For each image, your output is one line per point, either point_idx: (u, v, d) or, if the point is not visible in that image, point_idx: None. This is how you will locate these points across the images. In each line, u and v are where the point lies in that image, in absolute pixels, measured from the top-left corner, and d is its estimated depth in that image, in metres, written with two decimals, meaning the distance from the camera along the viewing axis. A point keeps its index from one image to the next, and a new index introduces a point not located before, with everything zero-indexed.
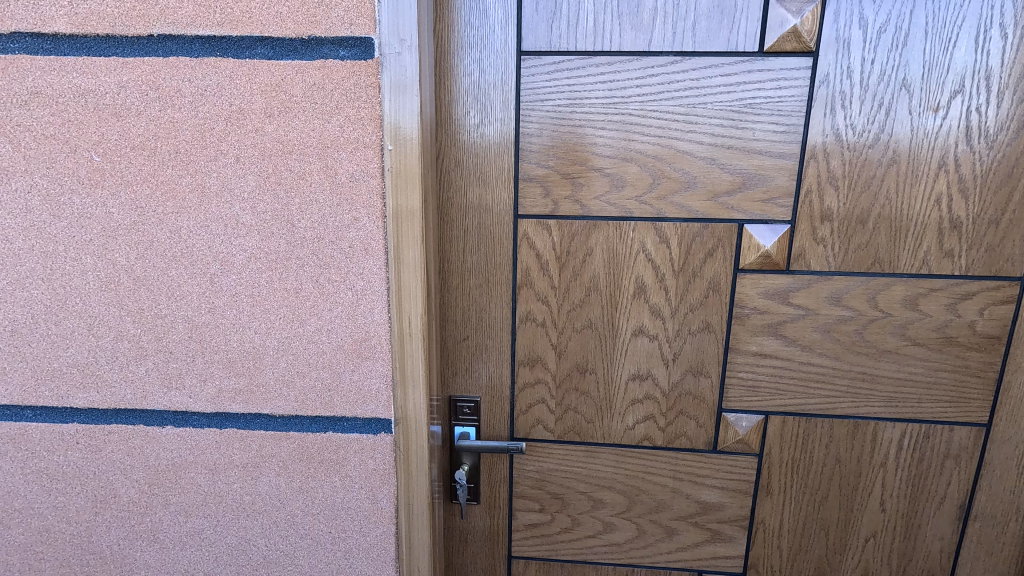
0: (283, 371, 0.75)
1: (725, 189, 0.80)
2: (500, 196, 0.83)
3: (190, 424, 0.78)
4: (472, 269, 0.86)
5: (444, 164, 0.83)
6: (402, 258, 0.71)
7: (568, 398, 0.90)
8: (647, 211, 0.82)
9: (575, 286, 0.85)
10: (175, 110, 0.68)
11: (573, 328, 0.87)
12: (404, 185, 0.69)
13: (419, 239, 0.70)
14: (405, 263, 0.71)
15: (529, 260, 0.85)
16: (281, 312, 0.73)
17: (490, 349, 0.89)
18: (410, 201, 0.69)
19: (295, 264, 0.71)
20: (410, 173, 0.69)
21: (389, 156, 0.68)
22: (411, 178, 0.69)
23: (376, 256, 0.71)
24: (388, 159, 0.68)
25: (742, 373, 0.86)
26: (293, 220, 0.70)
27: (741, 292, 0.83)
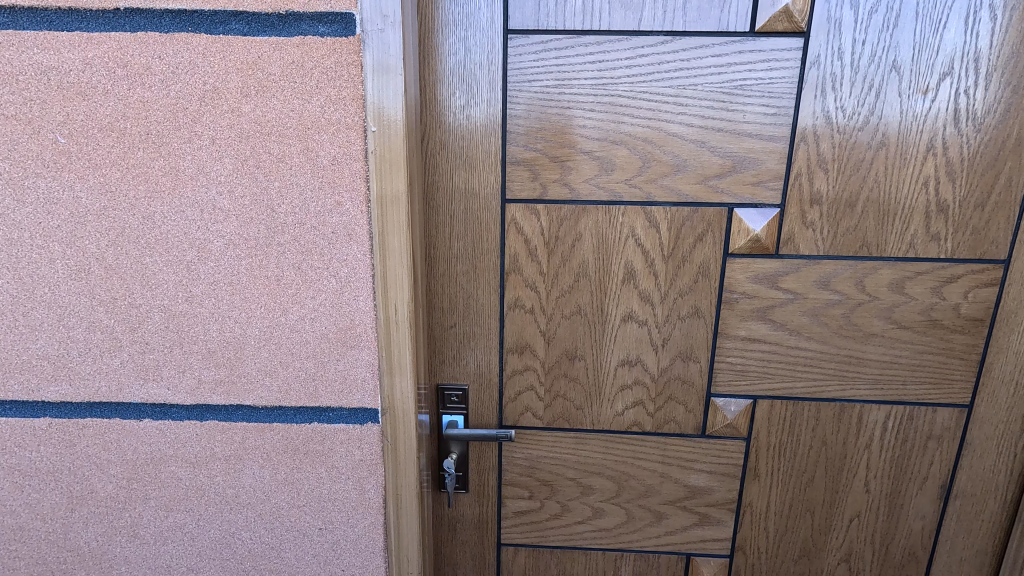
0: (265, 361, 0.73)
1: (715, 173, 0.79)
2: (487, 180, 0.81)
3: (168, 417, 0.75)
4: (458, 255, 0.84)
5: (429, 147, 0.80)
6: (388, 246, 0.69)
7: (557, 385, 0.89)
8: (637, 195, 0.81)
9: (564, 272, 0.84)
10: (145, 89, 0.64)
11: (562, 315, 0.86)
12: (389, 170, 0.67)
13: (405, 226, 0.68)
14: (390, 250, 0.69)
15: (518, 246, 0.84)
16: (262, 300, 0.71)
17: (479, 336, 0.88)
18: (396, 187, 0.67)
19: (276, 251, 0.69)
20: (397, 156, 0.66)
21: (372, 138, 0.66)
22: (396, 164, 0.66)
23: (359, 241, 0.69)
24: (373, 142, 0.66)
25: (731, 357, 0.86)
26: (273, 205, 0.68)
27: (731, 277, 0.83)
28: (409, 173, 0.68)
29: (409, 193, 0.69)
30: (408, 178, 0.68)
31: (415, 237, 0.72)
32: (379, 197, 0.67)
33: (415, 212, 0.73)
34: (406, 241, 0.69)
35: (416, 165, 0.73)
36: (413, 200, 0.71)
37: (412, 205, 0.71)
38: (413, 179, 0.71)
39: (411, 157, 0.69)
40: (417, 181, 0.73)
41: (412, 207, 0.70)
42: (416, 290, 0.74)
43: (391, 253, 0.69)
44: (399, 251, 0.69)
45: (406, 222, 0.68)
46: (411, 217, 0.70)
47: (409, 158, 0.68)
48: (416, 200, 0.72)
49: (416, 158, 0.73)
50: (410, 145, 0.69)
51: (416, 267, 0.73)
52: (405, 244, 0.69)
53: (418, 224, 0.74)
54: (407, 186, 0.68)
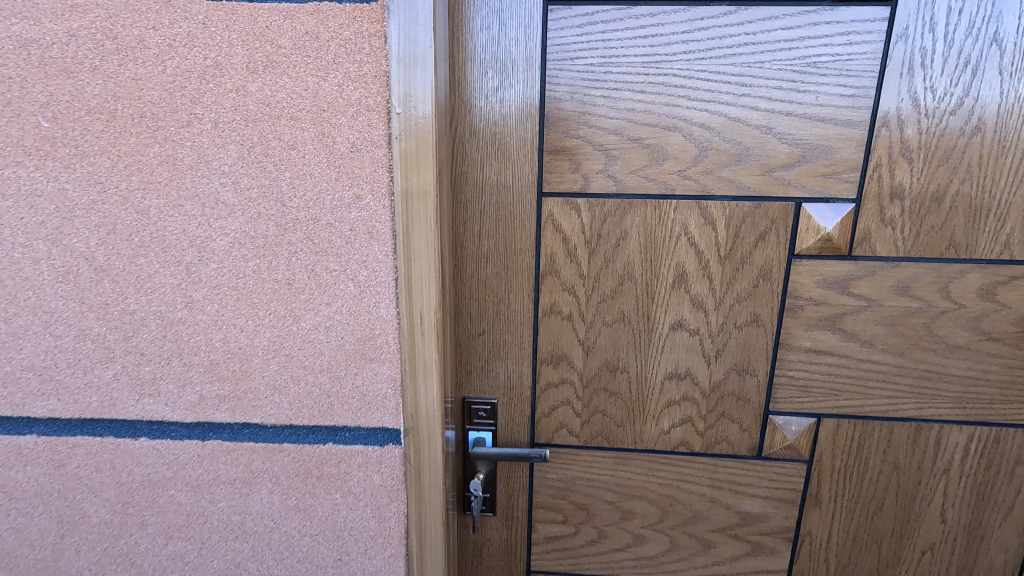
0: (274, 375, 0.65)
1: (781, 163, 0.69)
2: (522, 171, 0.73)
3: (168, 436, 0.67)
4: (489, 255, 0.76)
5: (458, 134, 0.72)
6: (412, 244, 0.60)
7: (596, 399, 0.80)
8: (691, 188, 0.71)
9: (606, 275, 0.75)
10: (137, 65, 0.56)
11: (603, 322, 0.77)
12: (416, 159, 0.58)
13: (433, 222, 0.60)
14: (415, 251, 0.60)
15: (555, 245, 0.75)
16: (271, 307, 0.62)
17: (510, 345, 0.79)
18: (424, 178, 0.58)
19: (287, 251, 0.61)
20: (425, 144, 0.58)
21: (396, 120, 0.57)
22: (422, 150, 0.58)
23: (380, 240, 0.60)
24: (397, 125, 0.57)
25: (793, 371, 0.77)
26: (283, 198, 0.59)
27: (796, 281, 0.73)
28: (438, 160, 0.60)
29: (438, 185, 0.60)
30: (436, 167, 0.59)
31: (444, 235, 0.64)
32: (404, 188, 0.59)
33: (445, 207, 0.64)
34: (435, 239, 0.60)
35: (445, 153, 0.65)
36: (442, 192, 0.63)
37: (441, 199, 0.62)
38: (443, 169, 0.63)
39: (440, 144, 0.61)
40: (446, 171, 0.65)
41: (441, 201, 0.62)
42: (445, 296, 0.65)
43: (416, 253, 0.60)
44: (425, 250, 0.60)
45: (434, 218, 0.60)
46: (440, 212, 0.62)
47: (439, 143, 0.60)
48: (445, 193, 0.64)
49: (445, 146, 0.65)
50: (440, 131, 0.60)
51: (444, 269, 0.64)
52: (432, 241, 0.60)
53: (447, 221, 0.66)
54: (435, 175, 0.59)
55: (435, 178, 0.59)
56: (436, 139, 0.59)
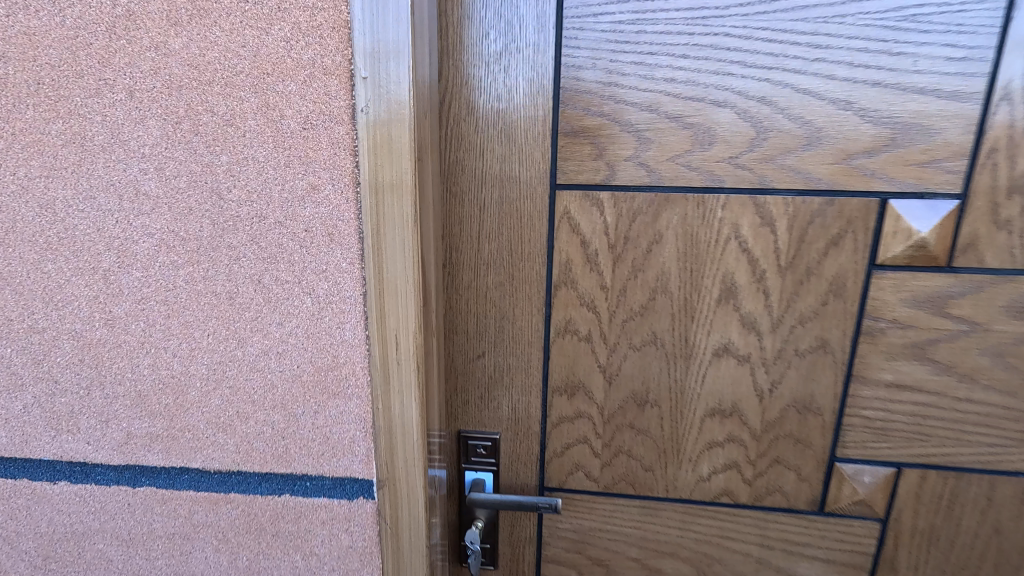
0: (215, 411, 0.52)
1: (863, 147, 0.54)
2: (531, 158, 0.59)
3: (92, 480, 0.55)
4: (490, 262, 0.62)
5: (451, 112, 0.58)
6: (384, 250, 0.46)
7: (619, 438, 0.66)
8: (745, 180, 0.56)
9: (634, 287, 0.61)
10: (31, 16, 0.43)
11: (630, 345, 0.63)
12: (388, 138, 0.44)
13: (413, 222, 0.46)
14: (389, 259, 0.47)
15: (572, 250, 0.61)
16: (209, 327, 0.50)
17: (515, 370, 0.66)
18: (399, 164, 0.44)
19: (226, 257, 0.48)
20: (399, 118, 0.43)
21: (361, 86, 0.43)
22: (397, 126, 0.44)
23: (342, 244, 0.47)
24: (364, 93, 0.43)
25: (868, 410, 0.61)
26: (219, 190, 0.46)
27: (877, 298, 0.58)
28: (420, 141, 0.46)
29: (419, 173, 0.46)
30: (416, 150, 0.45)
31: (430, 237, 0.50)
32: (373, 176, 0.45)
33: (432, 203, 0.51)
34: (415, 243, 0.46)
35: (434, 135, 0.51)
36: (429, 184, 0.49)
37: (427, 192, 0.49)
38: (429, 153, 0.49)
39: (425, 120, 0.47)
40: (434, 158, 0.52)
41: (425, 194, 0.48)
42: (433, 316, 0.52)
43: (389, 262, 0.47)
44: (401, 257, 0.46)
45: (415, 216, 0.46)
46: (425, 209, 0.48)
47: (422, 117, 0.46)
48: (432, 185, 0.51)
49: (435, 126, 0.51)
50: (424, 103, 0.47)
51: (430, 282, 0.51)
52: (411, 247, 0.46)
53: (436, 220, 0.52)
54: (416, 160, 0.45)
55: (416, 165, 0.45)
56: (418, 113, 0.45)
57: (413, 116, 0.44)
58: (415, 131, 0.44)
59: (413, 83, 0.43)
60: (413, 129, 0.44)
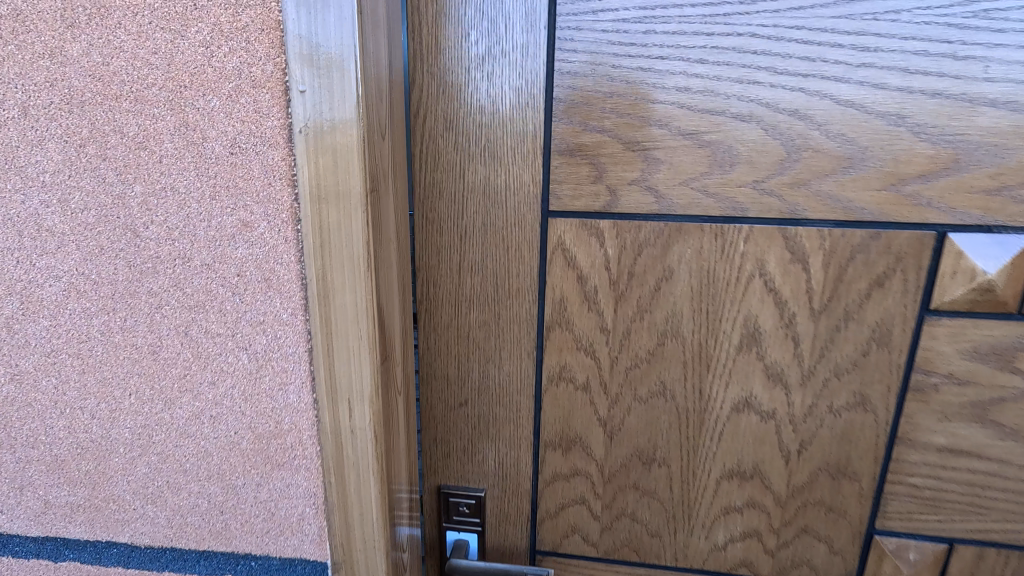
0: (143, 480, 0.44)
1: (918, 171, 0.45)
2: (518, 180, 0.50)
3: (9, 552, 0.48)
4: (473, 298, 0.54)
5: (427, 126, 0.50)
6: (332, 299, 0.38)
7: (621, 499, 0.58)
8: (772, 208, 0.47)
9: (640, 331, 0.52)
10: None
11: (634, 396, 0.54)
12: (334, 164, 0.35)
13: (367, 266, 0.37)
14: (338, 311, 0.38)
15: (567, 286, 0.52)
16: (131, 385, 0.42)
17: (502, 420, 0.57)
18: (348, 197, 0.36)
19: (146, 305, 0.40)
20: (345, 140, 0.35)
21: (299, 99, 0.34)
22: (345, 150, 0.35)
23: (281, 291, 0.38)
24: (302, 108, 0.34)
25: (914, 477, 0.52)
26: (133, 226, 0.38)
27: (930, 349, 0.49)
28: (377, 167, 0.37)
29: (376, 206, 0.38)
30: (370, 179, 0.36)
31: (394, 280, 0.42)
32: (316, 211, 0.36)
33: (396, 238, 0.43)
34: (371, 292, 0.38)
35: (400, 157, 0.43)
36: (392, 217, 0.41)
37: (388, 227, 0.41)
38: (391, 180, 0.41)
39: (384, 141, 0.39)
40: (402, 184, 0.43)
41: (386, 230, 0.40)
42: (399, 373, 0.43)
43: (339, 313, 0.38)
44: (353, 307, 0.38)
45: (371, 259, 0.37)
46: (385, 248, 0.40)
47: (379, 138, 0.38)
48: (397, 218, 0.42)
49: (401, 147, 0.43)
50: (383, 120, 0.38)
51: (394, 332, 0.43)
52: (365, 296, 0.38)
53: (403, 257, 0.44)
54: (370, 191, 0.36)
55: (372, 197, 0.37)
56: (374, 134, 0.37)
57: (366, 136, 0.35)
58: (368, 156, 0.36)
59: (364, 98, 0.34)
60: (366, 153, 0.35)
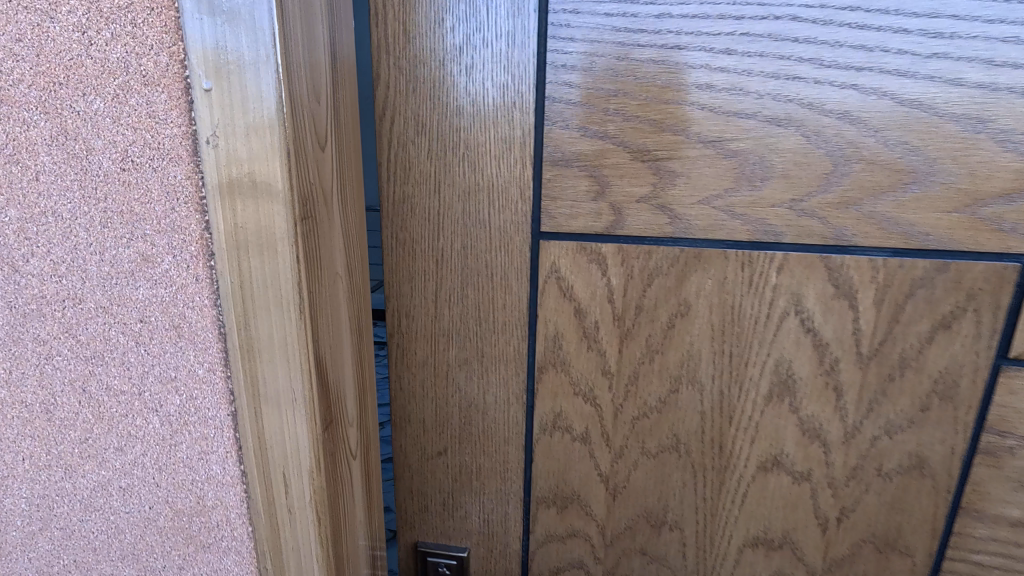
0: (46, 558, 0.37)
1: (999, 189, 0.36)
2: (504, 195, 0.42)
3: None
4: (452, 332, 0.46)
5: (395, 131, 0.42)
6: (258, 354, 0.29)
7: (627, 566, 0.49)
8: (813, 232, 0.39)
9: (649, 375, 0.44)
10: None
11: (641, 450, 0.46)
12: (252, 183, 0.27)
13: (299, 315, 0.28)
14: (265, 370, 0.29)
15: (562, 322, 0.44)
16: (25, 448, 0.34)
17: (487, 473, 0.49)
18: (271, 225, 0.27)
19: (34, 354, 0.32)
20: (264, 151, 0.26)
21: (202, 98, 0.26)
22: (264, 164, 0.26)
23: (194, 341, 0.30)
24: (207, 110, 0.26)
25: (979, 554, 0.43)
26: (10, 258, 0.30)
27: (1006, 406, 0.40)
28: (313, 185, 0.29)
29: (312, 236, 0.29)
30: (301, 202, 0.27)
31: (344, 326, 0.33)
32: (232, 241, 0.28)
33: (348, 273, 0.33)
34: (307, 346, 0.29)
35: (359, 171, 0.35)
36: (340, 247, 0.32)
37: (335, 261, 0.32)
38: (338, 200, 0.32)
39: (326, 152, 0.30)
40: (358, 204, 0.34)
41: (331, 265, 0.31)
42: (352, 435, 0.35)
43: (267, 373, 0.30)
44: (284, 366, 0.29)
45: (304, 306, 0.28)
46: (329, 288, 0.31)
47: (317, 148, 0.29)
48: (348, 247, 0.33)
49: (361, 158, 0.35)
50: (323, 126, 0.29)
51: (345, 391, 0.34)
52: (298, 354, 0.29)
53: (358, 295, 0.35)
54: (302, 218, 0.28)
55: (304, 224, 0.28)
56: (307, 143, 0.28)
57: (294, 147, 0.27)
58: (299, 172, 0.27)
59: (287, 95, 0.26)
60: (294, 168, 0.27)
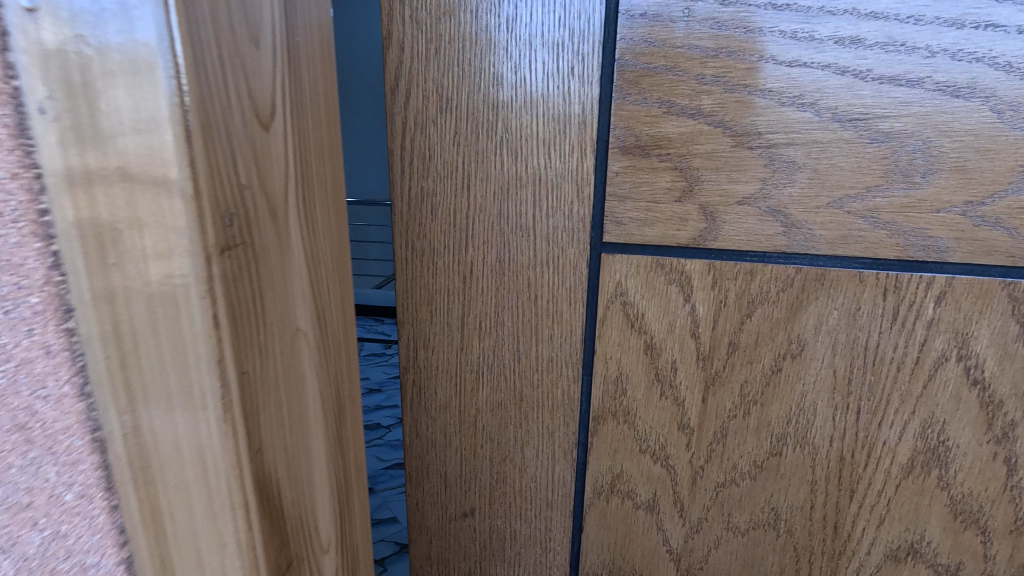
0: None
1: None
2: (555, 192, 0.32)
3: None
4: (482, 369, 0.36)
5: (411, 107, 0.32)
6: (164, 484, 0.17)
7: None
8: (994, 249, 0.27)
9: (743, 431, 0.33)
10: None
11: (726, 526, 0.35)
12: (131, 177, 0.14)
13: (224, 414, 0.16)
14: (169, 500, 0.17)
15: (629, 360, 0.34)
16: None
17: (525, 541, 0.39)
18: (164, 256, 0.15)
19: None
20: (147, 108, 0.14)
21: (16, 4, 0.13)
22: (148, 151, 0.14)
23: (52, 454, 0.16)
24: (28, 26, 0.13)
25: None
26: None
27: None
28: (248, 188, 0.16)
29: (247, 277, 0.16)
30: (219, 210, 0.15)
31: (314, 406, 0.21)
32: (102, 288, 0.15)
33: (319, 323, 0.21)
34: (245, 463, 0.17)
35: (336, 162, 0.22)
36: (302, 287, 0.20)
37: (295, 310, 0.19)
38: (298, 211, 0.19)
39: (275, 125, 0.18)
40: (336, 212, 0.22)
41: (288, 316, 0.19)
42: (331, 568, 0.23)
43: (179, 511, 0.17)
44: (207, 502, 0.17)
45: (232, 398, 0.16)
46: (284, 357, 0.19)
47: (259, 118, 0.17)
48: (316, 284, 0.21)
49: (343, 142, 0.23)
50: (269, 87, 0.17)
51: (318, 508, 0.22)
52: (226, 472, 0.17)
53: (339, 352, 0.23)
54: (226, 248, 0.16)
55: (233, 259, 0.16)
56: (232, 113, 0.16)
57: (205, 117, 0.15)
58: (218, 162, 0.15)
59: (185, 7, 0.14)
60: (206, 153, 0.15)
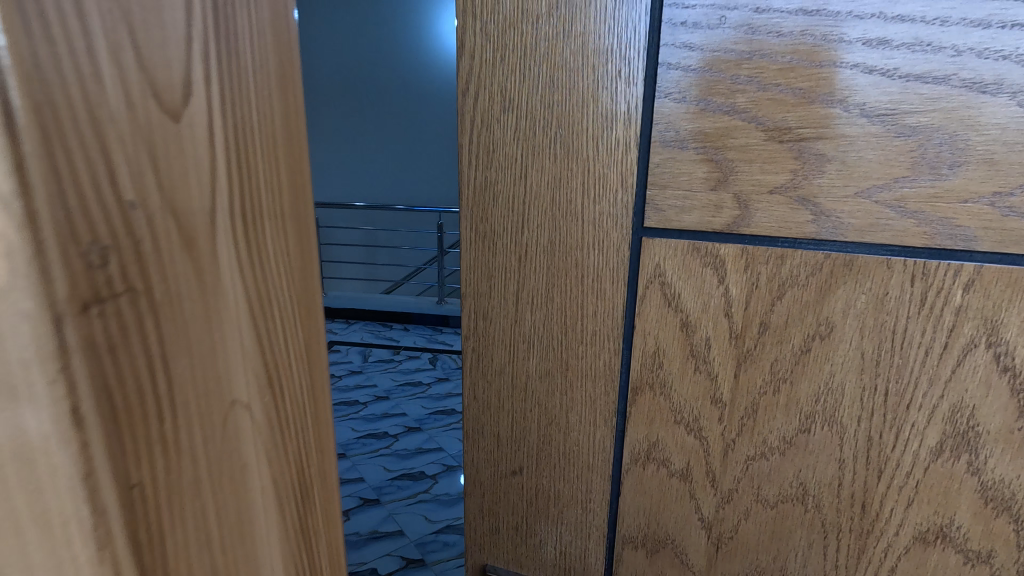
0: None
1: None
2: (601, 181, 0.36)
3: None
4: (533, 339, 0.40)
5: (478, 107, 0.37)
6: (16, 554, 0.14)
7: None
8: None
9: (772, 408, 0.36)
10: None
11: (756, 498, 0.38)
12: None
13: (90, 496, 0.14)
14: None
15: (666, 336, 0.37)
16: None
17: (567, 501, 0.43)
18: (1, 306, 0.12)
19: None
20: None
21: None
22: None
23: None
24: None
25: None
26: None
27: None
28: (138, 215, 0.14)
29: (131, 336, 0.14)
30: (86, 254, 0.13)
31: (258, 475, 0.19)
32: None
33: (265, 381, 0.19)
34: (122, 555, 0.14)
35: (298, 197, 0.20)
36: (231, 336, 0.17)
37: (232, 376, 0.17)
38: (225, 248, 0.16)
39: (194, 146, 0.15)
40: (300, 263, 0.20)
41: (222, 384, 0.17)
42: None
43: None
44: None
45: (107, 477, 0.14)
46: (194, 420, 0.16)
47: (168, 137, 0.14)
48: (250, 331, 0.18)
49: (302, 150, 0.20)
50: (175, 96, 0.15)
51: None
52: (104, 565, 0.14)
53: (305, 414, 0.21)
54: (92, 303, 0.13)
55: (107, 317, 0.13)
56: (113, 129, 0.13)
57: (44, 103, 0.12)
58: (73, 171, 0.12)
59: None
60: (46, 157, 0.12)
